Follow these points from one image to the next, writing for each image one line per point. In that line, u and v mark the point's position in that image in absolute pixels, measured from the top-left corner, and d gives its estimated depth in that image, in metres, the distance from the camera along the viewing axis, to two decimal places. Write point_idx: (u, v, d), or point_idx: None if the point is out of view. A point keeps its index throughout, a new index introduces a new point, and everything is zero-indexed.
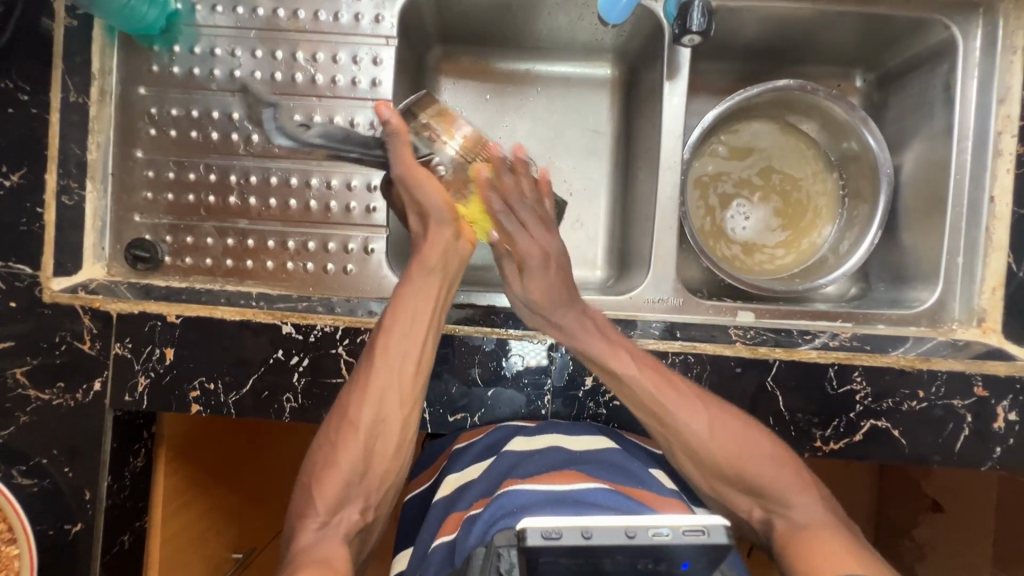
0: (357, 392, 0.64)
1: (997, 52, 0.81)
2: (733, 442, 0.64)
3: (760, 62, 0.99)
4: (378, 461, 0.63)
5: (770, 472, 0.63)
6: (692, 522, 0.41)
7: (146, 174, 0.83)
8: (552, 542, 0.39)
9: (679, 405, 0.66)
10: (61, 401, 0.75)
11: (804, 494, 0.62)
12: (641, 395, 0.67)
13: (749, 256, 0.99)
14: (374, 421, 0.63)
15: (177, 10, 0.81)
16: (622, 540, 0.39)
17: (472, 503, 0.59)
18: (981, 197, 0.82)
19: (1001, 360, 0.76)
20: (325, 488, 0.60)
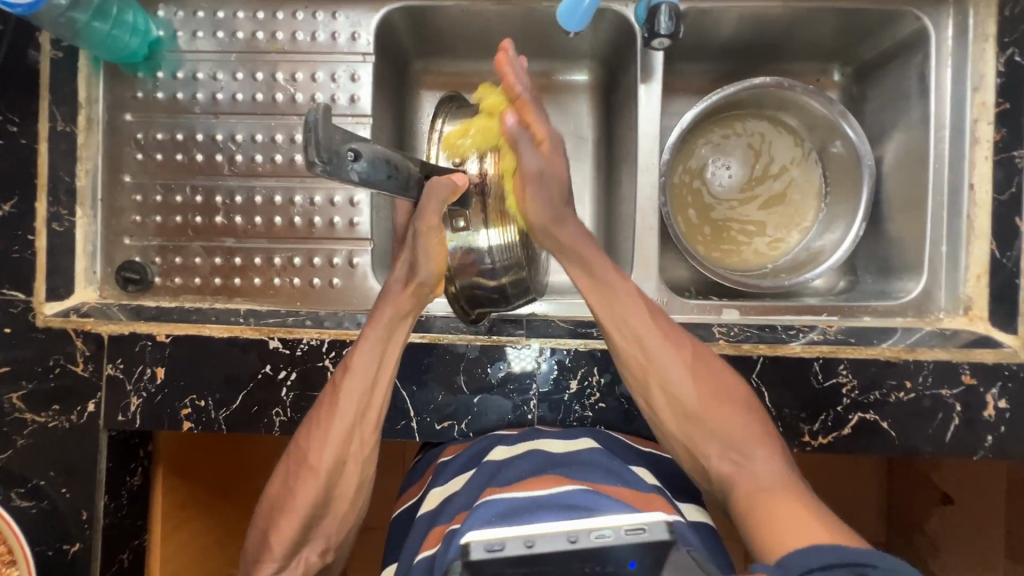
0: (318, 435, 0.64)
1: (969, 41, 0.81)
2: (709, 395, 0.65)
3: (738, 61, 1.00)
4: (339, 502, 0.64)
5: (733, 425, 0.63)
6: (632, 522, 0.40)
7: (135, 198, 0.85)
8: (496, 555, 0.39)
9: (664, 348, 0.67)
10: (56, 423, 0.76)
11: (763, 452, 0.61)
12: (626, 317, 0.68)
13: (702, 225, 0.99)
14: (334, 464, 0.64)
15: (159, 37, 0.83)
16: (565, 545, 0.39)
17: (453, 515, 0.60)
18: (961, 185, 0.81)
19: (988, 348, 0.76)
20: (283, 529, 0.62)
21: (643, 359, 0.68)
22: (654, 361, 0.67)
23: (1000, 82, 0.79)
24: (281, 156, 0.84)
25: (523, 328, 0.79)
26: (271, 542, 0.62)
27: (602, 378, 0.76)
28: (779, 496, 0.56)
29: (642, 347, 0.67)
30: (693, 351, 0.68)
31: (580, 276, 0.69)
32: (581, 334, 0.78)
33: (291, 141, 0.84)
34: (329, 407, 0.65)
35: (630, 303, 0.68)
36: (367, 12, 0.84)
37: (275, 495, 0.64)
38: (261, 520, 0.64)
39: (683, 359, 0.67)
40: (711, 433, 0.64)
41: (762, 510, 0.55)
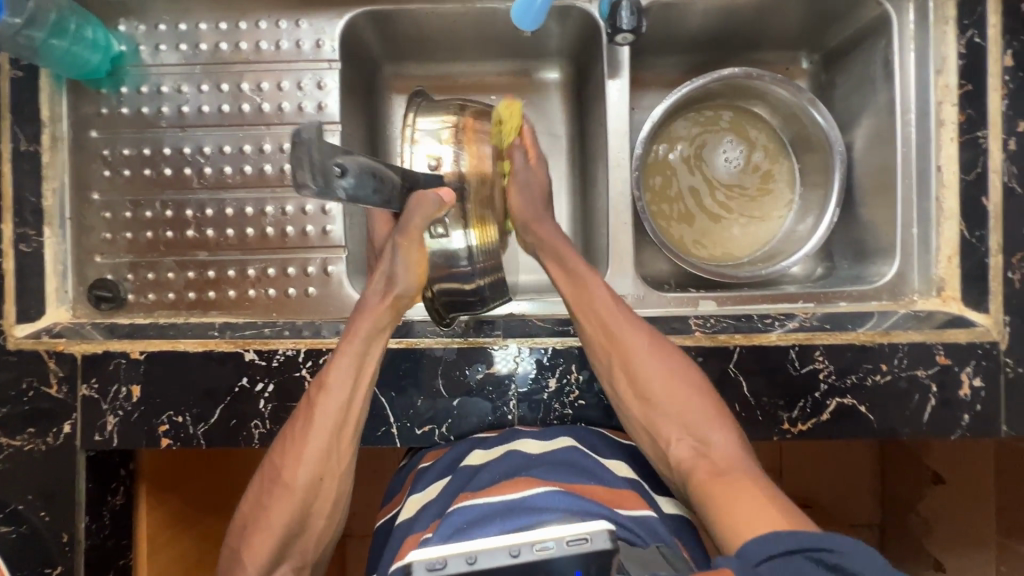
0: (292, 452, 0.65)
1: (930, 25, 0.80)
2: (672, 384, 0.68)
3: (707, 53, 1.00)
4: (316, 514, 0.65)
5: (692, 406, 0.67)
6: (576, 531, 0.40)
7: (104, 215, 0.84)
8: (436, 574, 0.38)
9: (629, 336, 0.70)
10: (32, 446, 0.75)
11: (716, 431, 0.65)
12: (600, 315, 0.71)
13: (662, 182, 0.99)
14: (310, 479, 0.64)
15: (121, 52, 0.83)
16: (506, 560, 0.38)
17: (427, 524, 0.62)
18: (928, 167, 0.82)
19: (961, 328, 0.76)
20: (260, 549, 0.62)
21: (608, 345, 0.70)
22: (619, 347, 0.70)
23: (962, 64, 0.79)
24: (250, 167, 0.84)
25: (501, 329, 0.78)
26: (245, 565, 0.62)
27: (581, 375, 0.76)
28: (731, 479, 0.59)
29: (615, 343, 0.70)
30: (650, 332, 0.71)
31: (559, 276, 0.76)
32: (558, 332, 0.78)
33: (261, 152, 0.84)
34: (304, 421, 0.65)
35: (596, 289, 0.72)
36: (330, 19, 0.83)
37: (249, 514, 0.65)
38: (234, 539, 0.64)
39: (650, 350, 0.70)
40: (673, 418, 0.67)
41: (715, 494, 0.58)
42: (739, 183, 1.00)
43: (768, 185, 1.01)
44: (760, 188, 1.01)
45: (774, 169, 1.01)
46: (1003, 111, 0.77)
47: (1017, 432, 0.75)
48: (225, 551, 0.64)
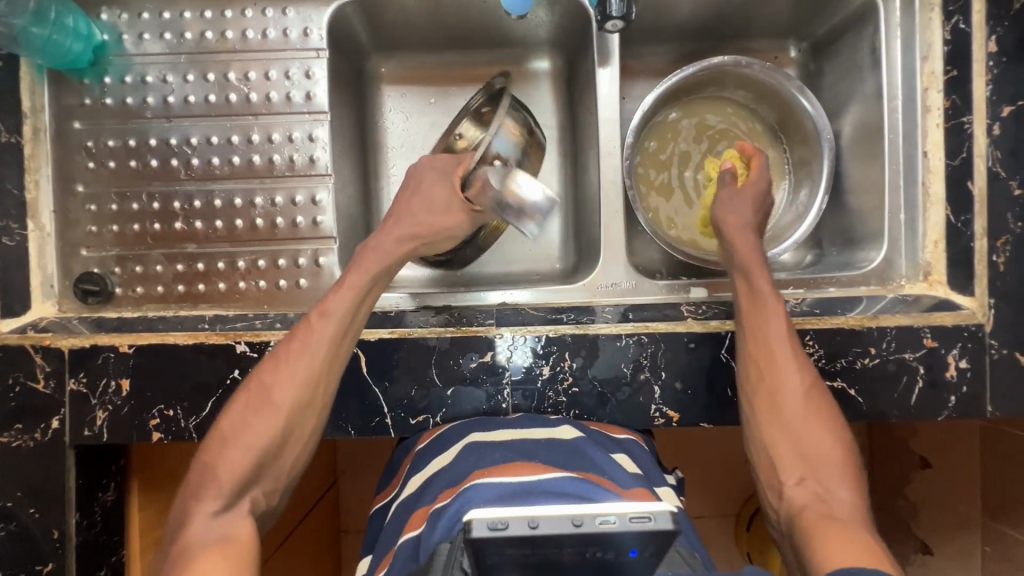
0: (283, 374, 0.63)
1: (916, 11, 0.81)
2: (816, 423, 0.65)
3: (696, 41, 1.01)
4: (293, 441, 0.63)
5: (829, 454, 0.64)
6: (639, 509, 0.43)
7: (89, 208, 0.82)
8: (497, 533, 0.42)
9: (791, 366, 0.68)
10: (20, 442, 0.74)
11: (843, 486, 0.61)
12: (764, 333, 0.70)
13: (660, 150, 1.00)
14: (296, 400, 0.62)
15: (104, 41, 0.81)
16: (568, 529, 0.42)
17: (436, 496, 0.65)
18: (915, 153, 0.83)
19: (947, 311, 0.77)
20: (234, 466, 0.59)
21: (767, 365, 0.68)
22: (779, 370, 0.68)
23: (947, 51, 0.79)
24: (238, 158, 0.83)
25: (494, 318, 0.79)
26: (216, 481, 0.58)
27: (574, 363, 0.76)
28: (848, 526, 0.56)
29: (769, 361, 0.68)
30: (812, 369, 0.69)
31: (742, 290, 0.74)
32: (552, 320, 0.78)
33: (249, 143, 0.83)
34: (299, 341, 0.64)
35: (773, 315, 0.70)
36: (318, 7, 0.82)
37: (223, 430, 0.61)
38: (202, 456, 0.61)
39: (804, 380, 0.67)
40: (802, 454, 0.64)
41: (825, 532, 0.55)
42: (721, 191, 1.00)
43: None
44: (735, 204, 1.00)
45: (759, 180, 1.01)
46: (988, 96, 0.78)
47: (1000, 412, 0.77)
48: (192, 471, 0.61)
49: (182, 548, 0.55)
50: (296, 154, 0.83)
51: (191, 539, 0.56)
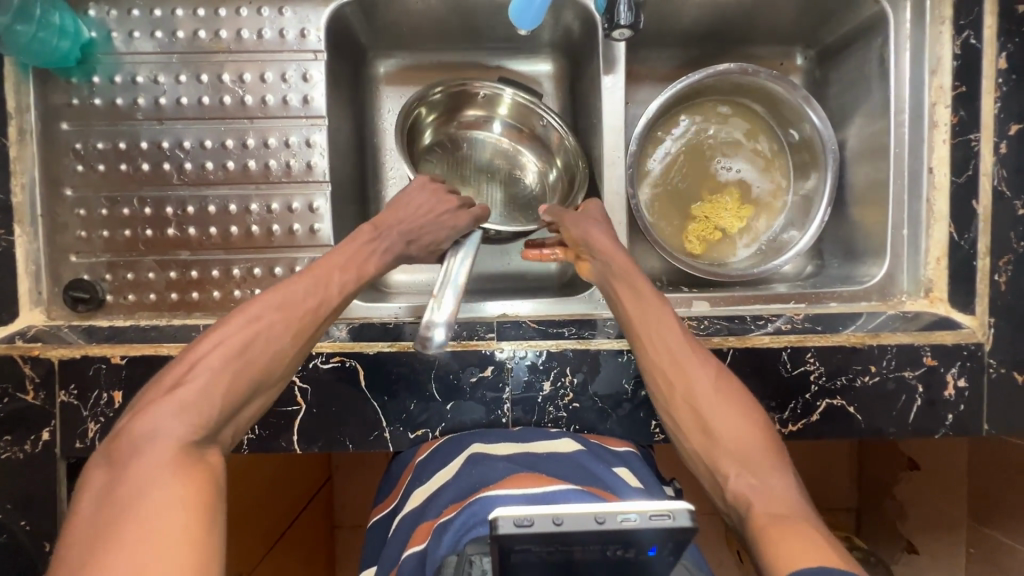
0: (275, 317, 0.57)
1: (927, 23, 0.80)
2: (732, 409, 0.62)
3: (701, 46, 0.99)
4: (269, 383, 0.56)
5: (757, 444, 0.59)
6: (657, 507, 0.46)
7: (78, 212, 0.79)
8: (524, 530, 0.45)
9: (692, 361, 0.66)
10: (10, 454, 0.73)
11: (778, 472, 0.56)
12: (664, 337, 0.68)
13: (684, 132, 0.99)
14: (289, 337, 0.57)
15: (92, 39, 0.78)
16: (594, 525, 0.45)
17: (442, 510, 0.64)
18: (921, 168, 0.82)
19: (947, 329, 0.77)
20: (206, 393, 0.50)
21: (670, 365, 0.66)
22: (683, 368, 0.65)
23: (957, 65, 0.78)
24: (233, 162, 0.80)
25: (495, 331, 0.78)
26: (190, 408, 0.48)
27: (575, 378, 0.75)
28: (798, 523, 0.49)
29: (673, 359, 0.66)
30: (712, 360, 0.67)
31: (625, 296, 0.72)
32: (553, 334, 0.77)
33: (244, 147, 0.80)
34: (303, 286, 0.61)
35: (665, 322, 0.69)
36: (316, 7, 0.79)
37: (202, 352, 0.52)
38: (159, 381, 0.50)
39: (713, 375, 0.65)
40: (732, 449, 0.59)
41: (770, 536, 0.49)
42: (710, 201, 0.99)
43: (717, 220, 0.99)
44: (715, 220, 0.99)
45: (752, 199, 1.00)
46: (996, 113, 0.77)
47: (996, 430, 0.77)
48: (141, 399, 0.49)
49: (126, 491, 0.42)
50: (293, 160, 0.81)
51: (142, 472, 0.43)
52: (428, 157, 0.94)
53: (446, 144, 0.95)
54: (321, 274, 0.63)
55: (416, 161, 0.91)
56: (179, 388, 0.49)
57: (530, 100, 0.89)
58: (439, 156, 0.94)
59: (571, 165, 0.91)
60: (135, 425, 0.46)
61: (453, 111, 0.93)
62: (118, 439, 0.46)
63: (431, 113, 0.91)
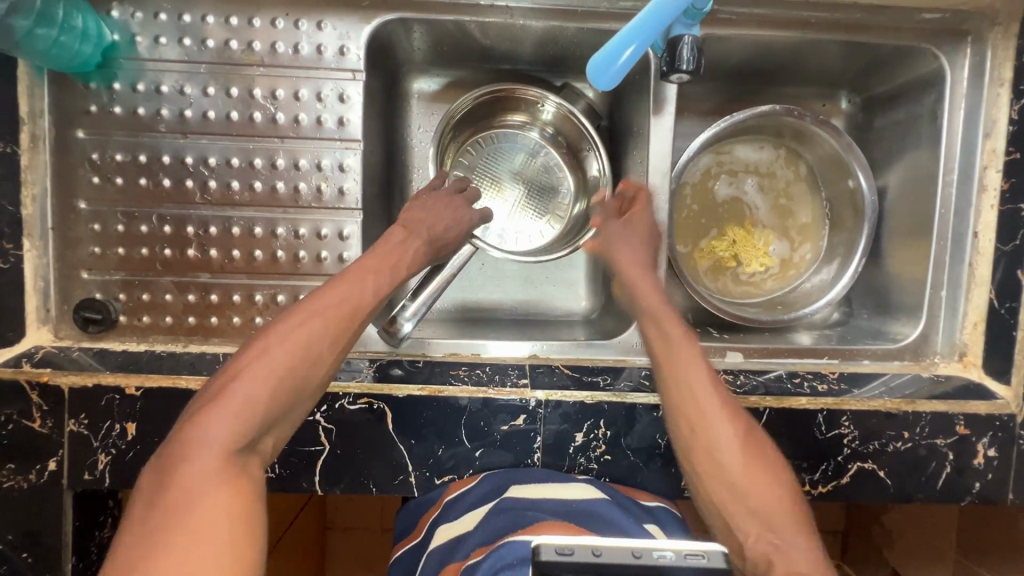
0: (297, 323, 0.57)
1: (984, 84, 0.79)
2: (753, 463, 0.61)
3: (746, 85, 0.96)
4: (315, 390, 0.57)
5: (776, 504, 0.59)
6: (692, 547, 0.43)
7: (92, 227, 0.75)
8: (565, 558, 0.41)
9: (716, 407, 0.64)
10: (13, 483, 0.69)
11: (799, 533, 0.57)
12: (691, 381, 0.66)
13: (747, 152, 0.98)
14: (331, 344, 0.58)
15: (114, 42, 0.73)
16: (629, 559, 0.41)
17: (471, 551, 0.62)
18: (966, 231, 0.81)
19: (981, 399, 0.77)
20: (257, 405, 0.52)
21: (693, 412, 0.65)
22: (708, 409, 0.65)
23: (1011, 130, 0.78)
24: (260, 183, 0.76)
25: (527, 377, 0.76)
26: (235, 411, 0.50)
27: (608, 431, 0.73)
28: None
29: (699, 409, 0.64)
30: (735, 403, 0.66)
31: (656, 332, 0.71)
32: (587, 384, 0.75)
33: (273, 167, 0.76)
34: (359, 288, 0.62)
35: (694, 366, 0.67)
36: (357, 23, 0.75)
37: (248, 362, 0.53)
38: (221, 383, 0.52)
39: (737, 425, 0.64)
40: (750, 507, 0.59)
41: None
42: (740, 231, 0.97)
43: (739, 252, 0.97)
44: (738, 252, 0.97)
45: (778, 242, 0.98)
46: None
47: (1020, 500, 0.77)
48: (211, 395, 0.51)
49: (177, 504, 0.45)
50: (324, 184, 0.77)
51: (196, 476, 0.46)
52: (459, 157, 0.91)
53: (482, 142, 0.92)
54: (370, 277, 0.64)
55: (444, 158, 0.88)
56: (234, 390, 0.51)
57: (585, 127, 0.86)
58: (472, 151, 0.91)
59: None
60: (196, 425, 0.49)
61: (499, 110, 0.90)
62: (187, 426, 0.50)
63: (476, 110, 0.88)
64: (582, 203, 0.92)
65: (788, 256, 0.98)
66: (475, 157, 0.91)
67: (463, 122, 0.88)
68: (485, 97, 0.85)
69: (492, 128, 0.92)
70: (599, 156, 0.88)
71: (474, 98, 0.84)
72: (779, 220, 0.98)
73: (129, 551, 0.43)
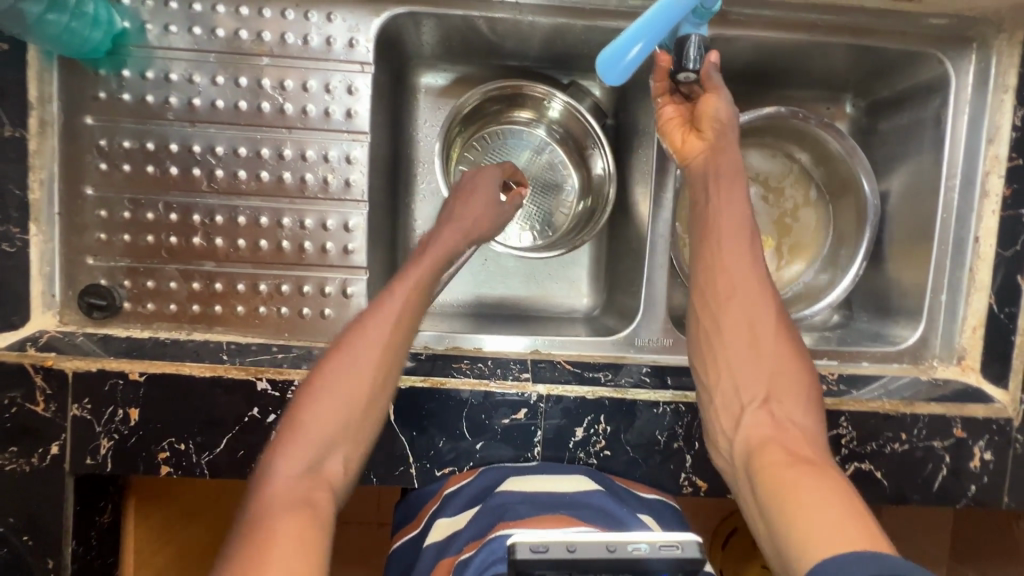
0: (344, 352, 0.61)
1: (988, 90, 0.80)
2: (771, 343, 0.64)
3: (752, 87, 0.96)
4: (376, 409, 0.60)
5: (787, 384, 0.63)
6: (666, 538, 0.44)
7: (98, 213, 0.75)
8: (540, 555, 0.42)
9: (747, 284, 0.66)
10: (16, 466, 0.69)
11: (803, 414, 0.61)
12: (723, 256, 0.67)
13: (755, 154, 0.98)
14: (382, 360, 0.61)
15: (124, 29, 0.73)
16: (604, 554, 0.42)
17: (463, 545, 0.62)
18: (967, 236, 0.82)
19: (979, 403, 0.78)
20: (319, 428, 0.57)
21: (727, 284, 0.66)
22: (741, 284, 0.66)
23: (1015, 136, 0.79)
24: (267, 173, 0.76)
25: (529, 371, 0.76)
26: (300, 441, 0.56)
27: (608, 426, 0.74)
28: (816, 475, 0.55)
29: (729, 287, 0.66)
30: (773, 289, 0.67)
31: (705, 187, 0.70)
32: (588, 379, 0.76)
33: (280, 157, 0.76)
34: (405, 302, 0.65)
35: (735, 238, 0.67)
36: (366, 16, 0.75)
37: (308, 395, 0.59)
38: (289, 415, 0.58)
39: (764, 305, 0.66)
40: (762, 381, 0.63)
41: (794, 478, 0.54)
42: None
43: None
44: None
45: (780, 245, 0.99)
46: None
47: (1015, 503, 0.78)
48: (281, 427, 0.58)
49: (259, 528, 0.50)
50: (331, 175, 0.77)
51: (270, 498, 0.52)
52: (465, 152, 0.91)
53: (487, 138, 0.92)
54: (407, 298, 0.66)
55: (450, 153, 0.88)
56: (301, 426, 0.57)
57: (591, 124, 0.87)
58: (478, 148, 0.92)
59: (601, 202, 0.89)
60: (274, 457, 0.56)
61: (506, 107, 0.90)
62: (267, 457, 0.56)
63: (483, 106, 0.89)
64: (587, 201, 0.92)
65: (789, 260, 0.98)
66: (480, 154, 0.92)
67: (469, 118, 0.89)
68: (492, 93, 0.86)
69: (499, 124, 0.92)
70: (603, 155, 0.88)
71: (480, 94, 0.84)
72: (778, 220, 0.99)
73: (219, 567, 0.49)
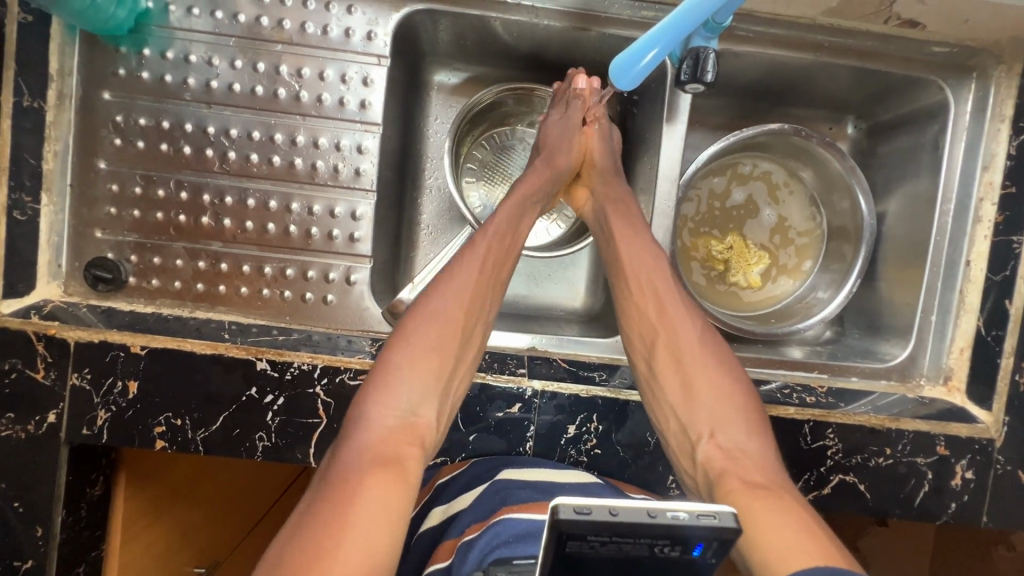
0: (430, 300, 0.68)
1: (986, 119, 0.82)
2: (711, 369, 0.69)
3: (758, 104, 0.98)
4: (459, 364, 0.66)
5: (732, 409, 0.66)
6: (703, 508, 0.44)
7: (110, 187, 0.77)
8: (582, 517, 0.41)
9: (675, 314, 0.73)
10: (11, 432, 0.69)
11: (751, 436, 0.65)
12: (643, 301, 0.74)
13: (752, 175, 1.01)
14: (461, 315, 0.67)
15: (148, 9, 0.75)
16: (645, 518, 0.42)
17: (464, 529, 0.66)
18: (958, 259, 0.84)
19: (962, 422, 0.79)
20: (405, 382, 0.63)
21: (659, 319, 0.73)
22: (666, 320, 0.73)
23: (1009, 165, 0.81)
24: (279, 158, 0.78)
25: (525, 367, 0.77)
26: (387, 383, 0.62)
27: (599, 425, 0.75)
28: (771, 497, 0.57)
29: (657, 326, 0.72)
30: (700, 320, 0.73)
31: (621, 235, 0.77)
32: (583, 378, 0.77)
33: (292, 143, 0.78)
34: (488, 258, 0.71)
35: (658, 274, 0.74)
36: (386, 10, 0.77)
37: (397, 343, 0.65)
38: (375, 370, 0.64)
39: (695, 333, 0.72)
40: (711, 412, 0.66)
41: (745, 497, 0.57)
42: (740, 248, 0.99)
43: (736, 265, 0.99)
44: (736, 267, 0.99)
45: (774, 261, 1.01)
46: None
47: (994, 523, 0.79)
48: (370, 379, 0.63)
49: (341, 478, 0.55)
50: (341, 164, 0.78)
51: (359, 452, 0.57)
52: (473, 151, 0.93)
53: (495, 138, 0.94)
54: (491, 252, 0.72)
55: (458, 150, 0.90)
56: (395, 373, 0.63)
57: None
58: (486, 148, 0.93)
59: None
60: (363, 404, 0.61)
61: (516, 109, 0.92)
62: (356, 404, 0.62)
63: (494, 106, 0.91)
64: None
65: (782, 276, 1.00)
66: (488, 154, 0.93)
67: (479, 118, 0.91)
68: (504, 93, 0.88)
69: (507, 125, 0.94)
70: None
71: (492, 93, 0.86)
72: (774, 231, 1.01)
73: (299, 518, 0.53)
